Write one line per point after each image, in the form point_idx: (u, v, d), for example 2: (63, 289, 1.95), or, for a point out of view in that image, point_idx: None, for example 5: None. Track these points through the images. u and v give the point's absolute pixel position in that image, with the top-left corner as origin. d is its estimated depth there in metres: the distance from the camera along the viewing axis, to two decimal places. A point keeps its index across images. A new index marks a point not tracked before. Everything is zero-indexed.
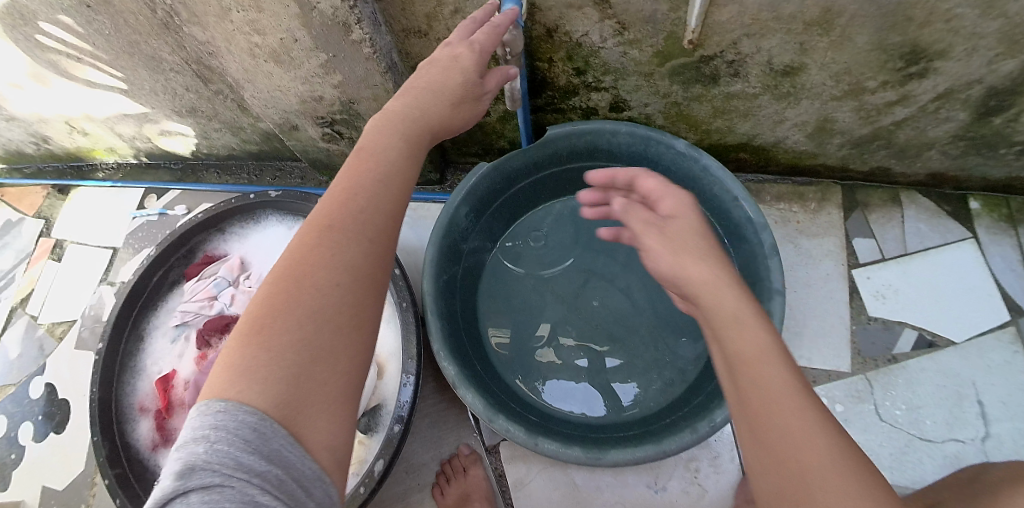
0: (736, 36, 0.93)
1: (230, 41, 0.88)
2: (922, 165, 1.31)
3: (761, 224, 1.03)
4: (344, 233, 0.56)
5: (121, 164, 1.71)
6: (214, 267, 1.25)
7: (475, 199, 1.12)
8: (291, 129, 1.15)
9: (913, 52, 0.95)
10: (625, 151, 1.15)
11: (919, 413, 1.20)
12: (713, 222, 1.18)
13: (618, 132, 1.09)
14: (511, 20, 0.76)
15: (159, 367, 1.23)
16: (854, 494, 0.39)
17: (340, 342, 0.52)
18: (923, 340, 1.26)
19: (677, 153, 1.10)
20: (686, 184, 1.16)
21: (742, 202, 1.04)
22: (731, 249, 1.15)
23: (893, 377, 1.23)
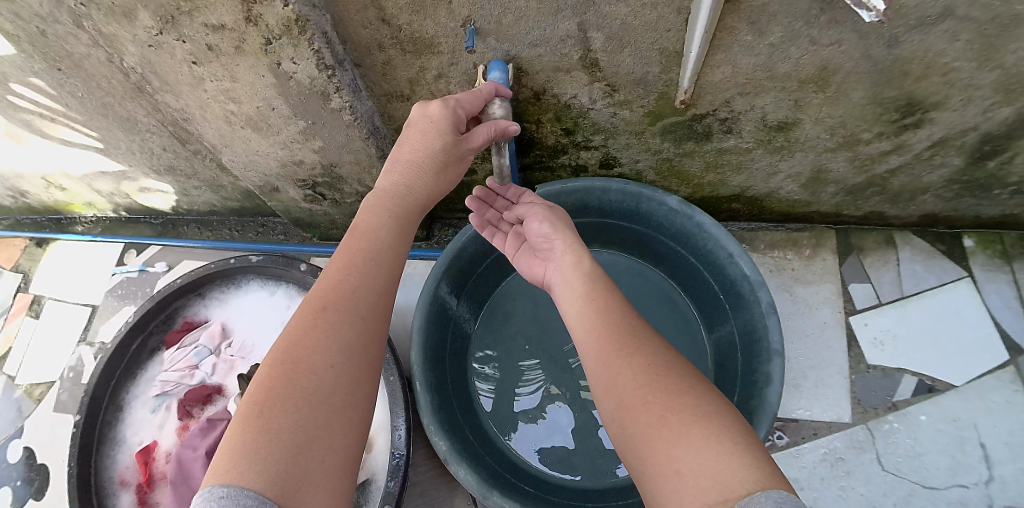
0: (730, 95, 0.90)
1: (205, 108, 0.85)
2: (916, 209, 1.22)
3: (757, 281, 0.95)
4: (338, 313, 0.53)
5: (100, 218, 1.66)
6: (194, 334, 1.16)
7: (461, 262, 1.07)
8: (272, 192, 1.11)
9: (909, 104, 0.88)
10: (617, 206, 1.11)
11: (922, 461, 1.13)
12: (710, 283, 1.11)
13: (609, 189, 1.05)
14: (493, 91, 0.74)
15: (140, 438, 1.13)
16: (714, 449, 0.44)
17: (340, 421, 0.46)
18: (922, 385, 1.19)
19: (670, 209, 1.04)
20: (682, 241, 1.10)
21: (738, 259, 0.97)
22: (732, 318, 1.07)
23: (893, 426, 1.16)
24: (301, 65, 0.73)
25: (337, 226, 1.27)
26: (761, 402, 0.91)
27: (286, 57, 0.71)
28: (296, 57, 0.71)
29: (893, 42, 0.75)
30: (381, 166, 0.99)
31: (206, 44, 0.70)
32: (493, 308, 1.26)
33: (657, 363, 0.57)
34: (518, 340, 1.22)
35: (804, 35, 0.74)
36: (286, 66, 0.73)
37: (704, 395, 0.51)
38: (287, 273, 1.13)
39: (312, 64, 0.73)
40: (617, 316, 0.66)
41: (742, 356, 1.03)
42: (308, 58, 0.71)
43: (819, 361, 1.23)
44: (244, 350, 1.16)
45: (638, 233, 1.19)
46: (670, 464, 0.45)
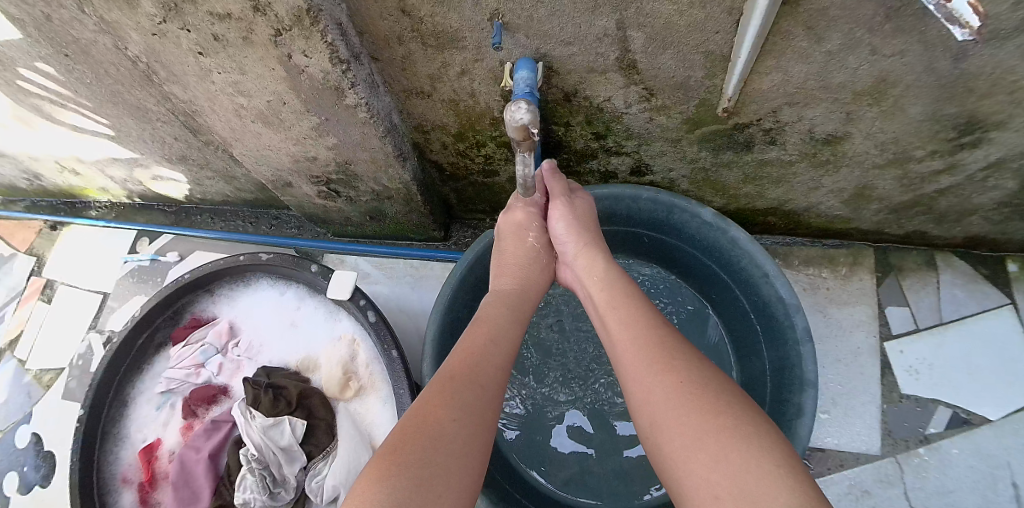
0: (777, 105, 0.82)
1: (214, 101, 0.82)
2: (961, 230, 1.12)
3: (794, 305, 0.87)
4: (461, 381, 0.53)
5: (114, 203, 1.64)
6: (201, 331, 1.11)
7: (479, 272, 1.01)
8: (284, 186, 1.06)
9: (969, 123, 0.80)
10: (645, 215, 1.05)
11: (953, 499, 1.05)
12: (743, 304, 1.04)
13: (638, 198, 0.98)
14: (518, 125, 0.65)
15: (144, 434, 1.11)
16: (760, 489, 0.37)
17: (460, 467, 0.43)
18: (957, 418, 1.11)
19: (703, 222, 0.96)
20: (714, 255, 1.03)
21: (774, 279, 0.89)
22: (765, 346, 1.00)
23: (926, 461, 1.08)
24: (313, 59, 0.68)
25: (351, 224, 1.22)
26: (791, 435, 0.84)
27: (297, 49, 0.66)
28: (308, 50, 0.66)
29: (961, 56, 0.67)
30: (397, 166, 0.94)
31: (212, 34, 0.65)
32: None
33: (692, 374, 0.50)
34: (536, 348, 1.15)
35: (864, 44, 0.67)
36: (297, 58, 0.68)
37: (742, 412, 0.44)
38: (297, 274, 1.05)
39: (325, 58, 0.67)
40: (646, 321, 0.60)
41: (773, 383, 0.96)
42: (321, 51, 0.66)
43: (852, 387, 1.15)
44: (251, 351, 1.09)
45: (669, 245, 1.12)
46: (706, 493, 0.39)
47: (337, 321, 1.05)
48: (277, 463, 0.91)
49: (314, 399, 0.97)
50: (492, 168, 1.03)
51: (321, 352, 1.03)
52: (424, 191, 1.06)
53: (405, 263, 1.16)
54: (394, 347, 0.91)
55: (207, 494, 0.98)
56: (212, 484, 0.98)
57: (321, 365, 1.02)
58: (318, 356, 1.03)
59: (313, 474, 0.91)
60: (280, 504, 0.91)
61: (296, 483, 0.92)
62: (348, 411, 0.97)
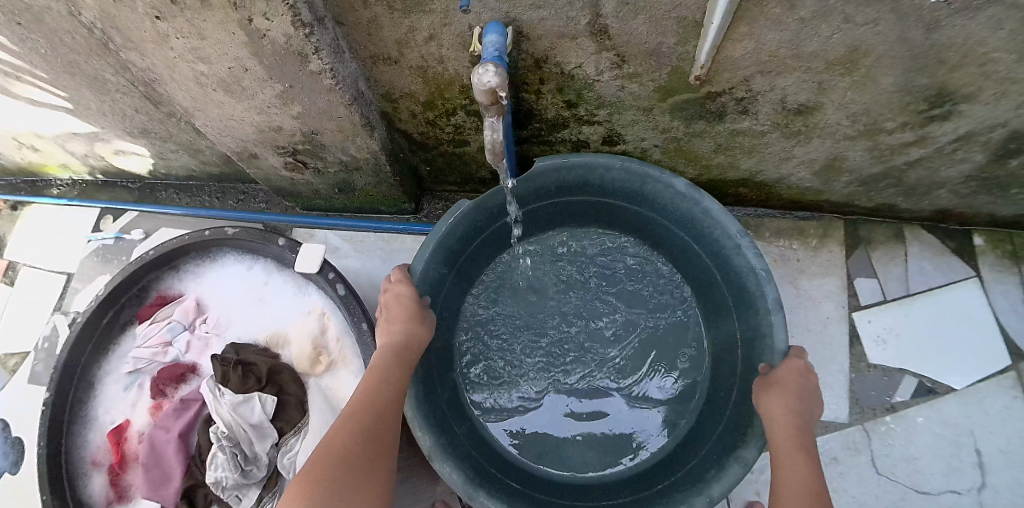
0: (749, 74, 0.81)
1: (172, 68, 0.78)
2: (929, 204, 1.14)
3: (765, 275, 0.86)
4: (367, 415, 0.68)
5: (77, 180, 1.57)
6: (168, 309, 1.07)
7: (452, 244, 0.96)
8: (250, 158, 1.03)
9: (939, 95, 0.80)
10: (619, 187, 1.02)
11: (917, 465, 1.09)
12: (715, 276, 1.03)
13: (612, 167, 0.96)
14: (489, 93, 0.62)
15: (112, 416, 1.09)
16: None
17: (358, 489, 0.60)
18: (922, 388, 1.14)
19: (676, 193, 0.95)
20: (685, 227, 1.02)
21: (748, 251, 0.88)
22: (736, 319, 0.99)
23: (892, 429, 1.11)
24: (274, 22, 0.65)
25: (320, 197, 1.19)
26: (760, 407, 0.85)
27: (256, 11, 0.63)
28: (268, 13, 0.63)
29: (932, 26, 0.66)
30: (365, 135, 0.92)
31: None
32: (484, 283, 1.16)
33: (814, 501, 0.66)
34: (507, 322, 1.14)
35: (838, 12, 0.65)
36: (258, 21, 0.65)
37: None
38: (264, 248, 1.03)
39: (287, 21, 0.64)
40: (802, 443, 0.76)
41: (742, 354, 0.97)
42: (282, 14, 0.63)
43: (821, 357, 1.17)
44: (219, 327, 1.06)
45: (643, 217, 1.10)
46: None
47: (307, 295, 1.03)
48: (248, 440, 0.89)
49: (285, 375, 0.96)
50: (462, 137, 1.01)
51: (291, 327, 1.01)
52: (394, 160, 1.04)
53: (376, 236, 1.14)
54: (364, 319, 0.90)
55: (179, 472, 0.97)
56: (184, 462, 0.97)
57: (291, 339, 1.00)
58: (288, 330, 1.01)
59: (285, 451, 0.90)
60: (254, 482, 0.90)
61: (268, 461, 0.91)
62: (319, 386, 0.96)
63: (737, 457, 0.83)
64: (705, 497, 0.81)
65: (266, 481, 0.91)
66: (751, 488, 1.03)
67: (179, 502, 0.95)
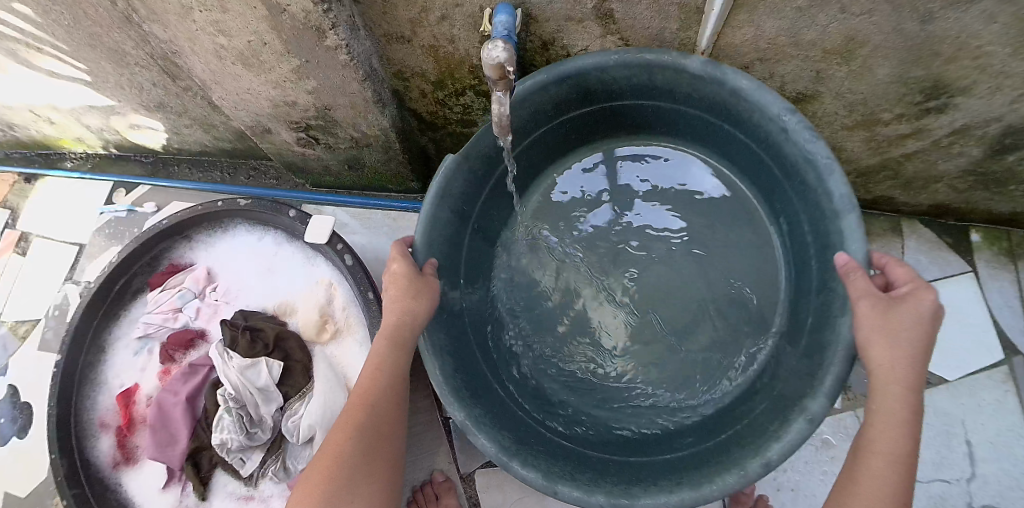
0: (748, 60, 0.84)
1: (194, 41, 0.81)
2: (928, 197, 1.17)
3: (823, 162, 0.66)
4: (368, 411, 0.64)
5: (91, 154, 1.60)
6: (179, 277, 1.10)
7: (454, 202, 0.82)
8: (264, 133, 1.06)
9: (935, 87, 0.82)
10: (627, 84, 0.82)
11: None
12: (794, 208, 0.79)
13: (612, 65, 0.76)
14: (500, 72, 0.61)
15: (121, 380, 1.12)
16: None
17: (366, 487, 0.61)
18: None
19: (695, 77, 0.74)
20: (727, 119, 0.80)
21: (822, 167, 0.67)
22: (798, 207, 0.77)
23: None
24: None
25: (331, 174, 1.21)
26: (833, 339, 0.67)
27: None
28: None
29: (927, 18, 0.68)
30: (377, 112, 0.93)
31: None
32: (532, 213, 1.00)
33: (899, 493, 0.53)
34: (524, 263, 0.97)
35: (834, 2, 0.68)
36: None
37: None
38: (274, 220, 1.04)
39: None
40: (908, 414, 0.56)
41: (814, 260, 0.76)
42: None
43: None
44: (228, 295, 1.08)
45: (665, 109, 0.88)
46: None
47: (315, 267, 1.04)
48: (254, 403, 0.92)
49: (291, 342, 0.98)
50: (469, 118, 1.03)
51: (297, 298, 1.03)
52: (403, 138, 1.05)
53: (383, 213, 1.17)
54: (371, 288, 0.92)
55: (185, 435, 1.00)
56: (191, 425, 1.00)
57: (298, 309, 1.02)
58: (296, 300, 1.03)
59: (290, 414, 0.92)
60: (257, 444, 0.93)
61: (273, 424, 0.93)
62: (324, 354, 0.99)
63: (801, 408, 0.65)
64: (761, 459, 0.63)
65: (268, 445, 0.95)
66: None
67: (184, 464, 1.00)
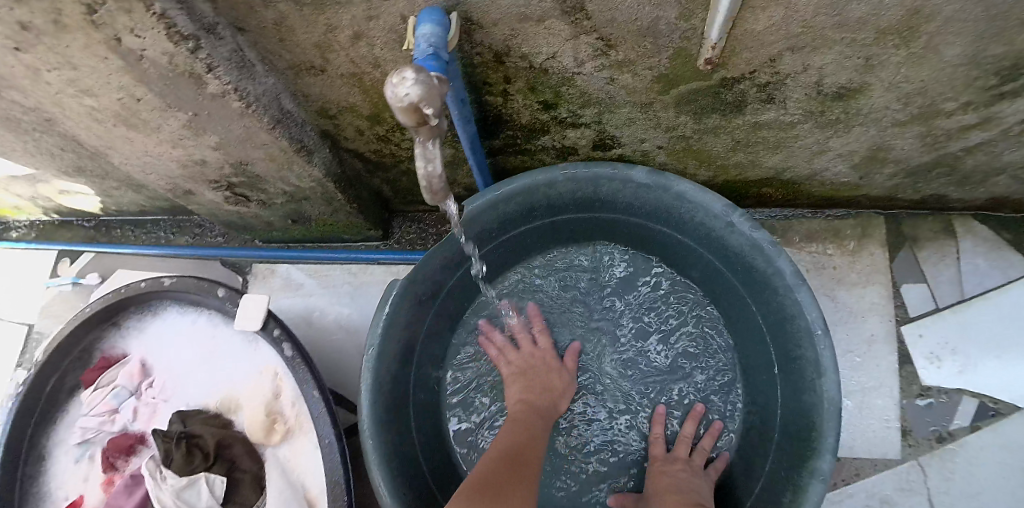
0: (777, 51, 0.59)
1: (62, 106, 0.65)
2: (985, 192, 0.89)
3: (771, 246, 0.63)
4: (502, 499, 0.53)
5: (36, 222, 1.43)
6: (111, 373, 0.94)
7: (397, 340, 0.71)
8: (186, 194, 0.88)
9: (1015, 67, 0.58)
10: (569, 199, 0.77)
11: (986, 506, 0.84)
12: (747, 302, 0.76)
13: (554, 182, 0.70)
14: (419, 120, 0.40)
15: (65, 493, 0.95)
16: None
17: None
18: (984, 410, 0.88)
19: (637, 186, 0.70)
20: (667, 220, 0.77)
21: (770, 253, 0.63)
22: (744, 289, 0.75)
23: (951, 463, 0.86)
24: (147, 39, 0.49)
25: (274, 228, 0.99)
26: (818, 400, 0.62)
27: (120, 27, 0.48)
28: (136, 27, 0.48)
29: None
30: (301, 162, 0.73)
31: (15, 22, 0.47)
32: (476, 332, 0.90)
33: None
34: (467, 371, 0.89)
35: None
36: (129, 39, 0.50)
37: None
38: (205, 300, 0.86)
39: (161, 36, 0.48)
40: None
41: (772, 339, 0.72)
42: (153, 28, 0.47)
43: (870, 382, 0.92)
44: (166, 391, 0.92)
45: (602, 220, 0.84)
46: None
47: (258, 350, 0.87)
48: None
49: (236, 447, 0.81)
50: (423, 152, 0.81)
51: (243, 390, 0.85)
52: (347, 186, 0.85)
53: (343, 269, 0.98)
54: (316, 387, 0.71)
55: None
56: None
57: (243, 404, 0.84)
58: (239, 394, 0.85)
59: None
60: None
61: None
62: (280, 457, 0.81)
63: (812, 472, 0.60)
64: None
65: None
66: None
67: None
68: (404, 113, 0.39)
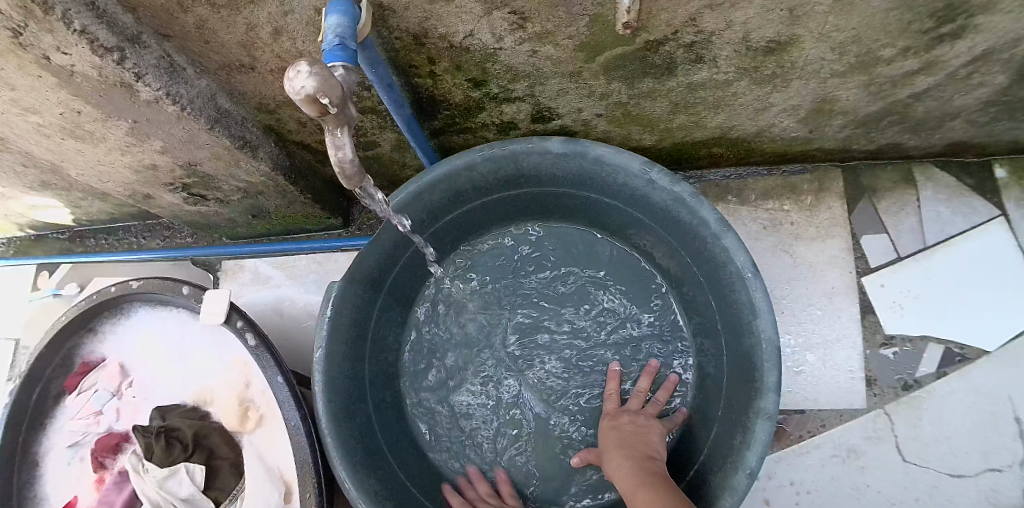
0: (696, 9, 0.59)
1: (8, 123, 0.67)
2: (942, 137, 0.91)
3: (692, 198, 0.66)
4: None
5: (12, 238, 1.44)
6: (92, 377, 0.97)
7: (348, 324, 0.75)
8: (146, 198, 0.90)
9: (949, 7, 0.58)
10: (495, 181, 0.79)
11: (952, 446, 0.88)
12: (680, 256, 0.80)
13: (477, 164, 0.72)
14: (321, 110, 0.44)
15: (60, 495, 0.99)
16: None
17: None
18: (951, 357, 0.92)
19: (558, 158, 0.73)
20: (595, 188, 0.79)
21: (693, 205, 0.67)
22: (676, 244, 0.78)
23: (919, 410, 0.90)
24: (74, 55, 0.51)
25: (239, 224, 1.02)
26: (757, 343, 0.65)
27: (47, 46, 0.49)
28: (62, 45, 0.50)
29: None
30: (247, 159, 0.77)
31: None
32: (429, 317, 0.93)
33: None
34: (425, 353, 0.92)
35: None
36: (57, 57, 0.52)
37: None
38: (171, 299, 0.89)
39: (86, 51, 0.51)
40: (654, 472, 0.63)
41: (707, 288, 0.76)
42: (76, 44, 0.50)
43: (831, 336, 0.95)
44: (145, 390, 0.96)
45: (537, 196, 0.86)
46: None
47: (227, 345, 0.90)
48: None
49: (213, 437, 0.84)
50: (369, 139, 0.83)
51: (216, 383, 0.89)
52: (297, 178, 0.88)
53: (308, 258, 1.01)
54: (279, 372, 0.75)
55: None
56: None
57: (218, 395, 0.88)
58: (213, 387, 0.89)
59: None
60: None
61: None
62: (253, 445, 0.84)
63: (756, 411, 0.63)
64: (744, 471, 0.62)
65: None
66: (761, 497, 0.89)
67: None
68: (309, 106, 0.44)
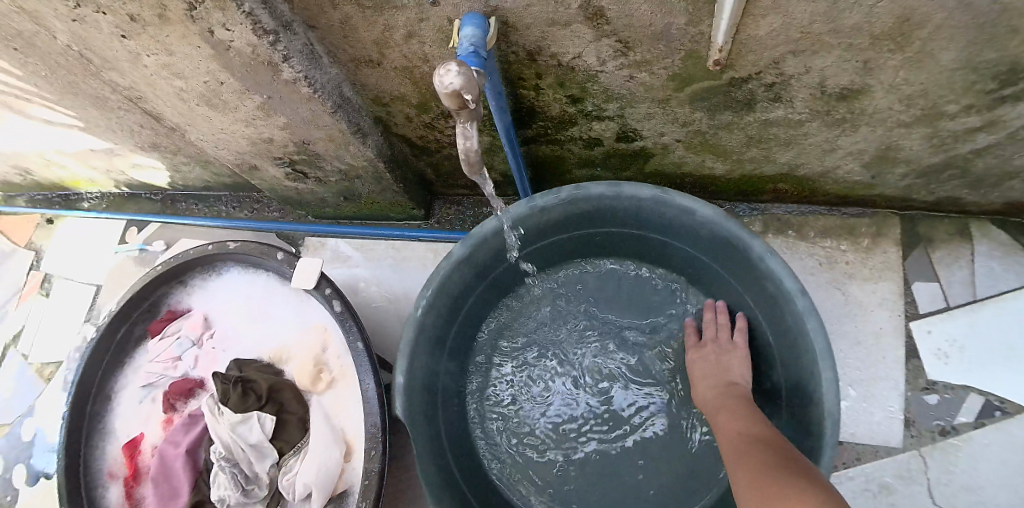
0: (778, 54, 0.65)
1: (154, 85, 0.77)
2: (1001, 195, 0.94)
3: (773, 251, 0.68)
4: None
5: (106, 194, 1.58)
6: (176, 324, 1.07)
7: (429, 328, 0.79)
8: (251, 169, 1.00)
9: (1012, 71, 0.63)
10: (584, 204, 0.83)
11: (986, 498, 0.88)
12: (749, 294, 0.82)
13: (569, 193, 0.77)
14: (460, 103, 0.52)
15: (126, 430, 1.07)
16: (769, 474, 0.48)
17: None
18: (989, 407, 0.93)
19: (644, 196, 0.76)
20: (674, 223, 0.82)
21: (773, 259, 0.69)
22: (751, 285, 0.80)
23: (954, 455, 0.91)
24: (235, 32, 0.60)
25: (329, 206, 1.11)
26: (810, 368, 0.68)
27: (214, 21, 0.59)
28: (226, 23, 0.59)
29: None
30: (357, 143, 0.86)
31: (128, 14, 0.60)
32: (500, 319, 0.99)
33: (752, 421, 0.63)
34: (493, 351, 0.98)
35: None
36: (220, 32, 0.61)
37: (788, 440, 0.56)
38: (264, 262, 0.98)
39: (247, 30, 0.59)
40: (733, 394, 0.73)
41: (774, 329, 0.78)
42: (240, 23, 0.58)
43: (875, 373, 0.97)
44: (223, 343, 1.05)
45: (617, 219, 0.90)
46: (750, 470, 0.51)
47: (309, 310, 0.99)
48: (248, 460, 0.86)
49: (285, 392, 0.91)
50: None
51: (292, 343, 0.97)
52: (394, 166, 0.96)
53: (386, 244, 1.09)
54: (361, 338, 0.82)
55: (187, 488, 0.94)
56: (192, 479, 0.95)
57: (294, 356, 0.96)
58: (291, 346, 0.97)
59: (285, 471, 0.85)
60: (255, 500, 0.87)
61: (269, 480, 0.87)
62: (321, 405, 0.91)
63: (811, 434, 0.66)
64: None
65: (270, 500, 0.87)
66: None
67: None
68: (449, 98, 0.51)
